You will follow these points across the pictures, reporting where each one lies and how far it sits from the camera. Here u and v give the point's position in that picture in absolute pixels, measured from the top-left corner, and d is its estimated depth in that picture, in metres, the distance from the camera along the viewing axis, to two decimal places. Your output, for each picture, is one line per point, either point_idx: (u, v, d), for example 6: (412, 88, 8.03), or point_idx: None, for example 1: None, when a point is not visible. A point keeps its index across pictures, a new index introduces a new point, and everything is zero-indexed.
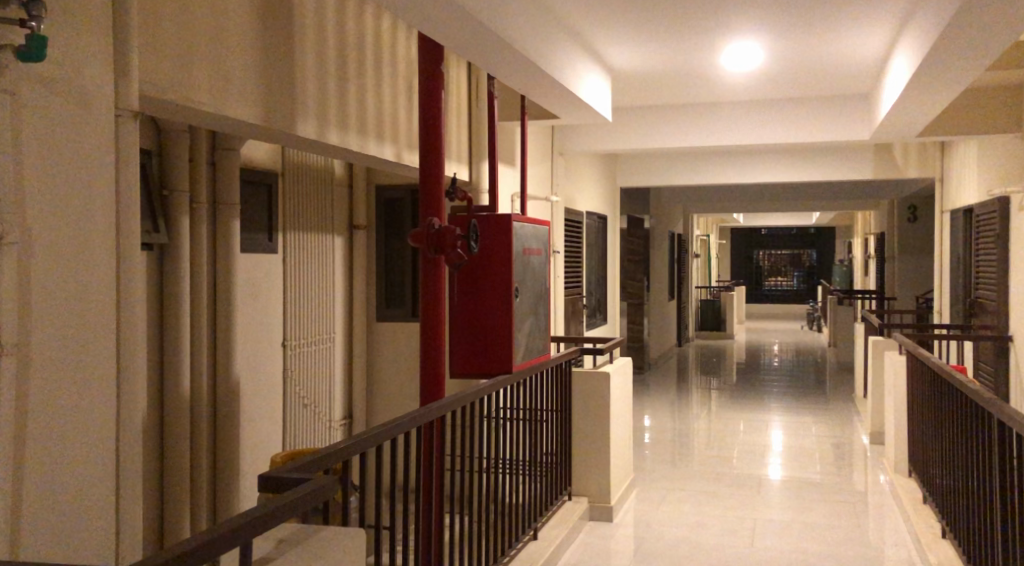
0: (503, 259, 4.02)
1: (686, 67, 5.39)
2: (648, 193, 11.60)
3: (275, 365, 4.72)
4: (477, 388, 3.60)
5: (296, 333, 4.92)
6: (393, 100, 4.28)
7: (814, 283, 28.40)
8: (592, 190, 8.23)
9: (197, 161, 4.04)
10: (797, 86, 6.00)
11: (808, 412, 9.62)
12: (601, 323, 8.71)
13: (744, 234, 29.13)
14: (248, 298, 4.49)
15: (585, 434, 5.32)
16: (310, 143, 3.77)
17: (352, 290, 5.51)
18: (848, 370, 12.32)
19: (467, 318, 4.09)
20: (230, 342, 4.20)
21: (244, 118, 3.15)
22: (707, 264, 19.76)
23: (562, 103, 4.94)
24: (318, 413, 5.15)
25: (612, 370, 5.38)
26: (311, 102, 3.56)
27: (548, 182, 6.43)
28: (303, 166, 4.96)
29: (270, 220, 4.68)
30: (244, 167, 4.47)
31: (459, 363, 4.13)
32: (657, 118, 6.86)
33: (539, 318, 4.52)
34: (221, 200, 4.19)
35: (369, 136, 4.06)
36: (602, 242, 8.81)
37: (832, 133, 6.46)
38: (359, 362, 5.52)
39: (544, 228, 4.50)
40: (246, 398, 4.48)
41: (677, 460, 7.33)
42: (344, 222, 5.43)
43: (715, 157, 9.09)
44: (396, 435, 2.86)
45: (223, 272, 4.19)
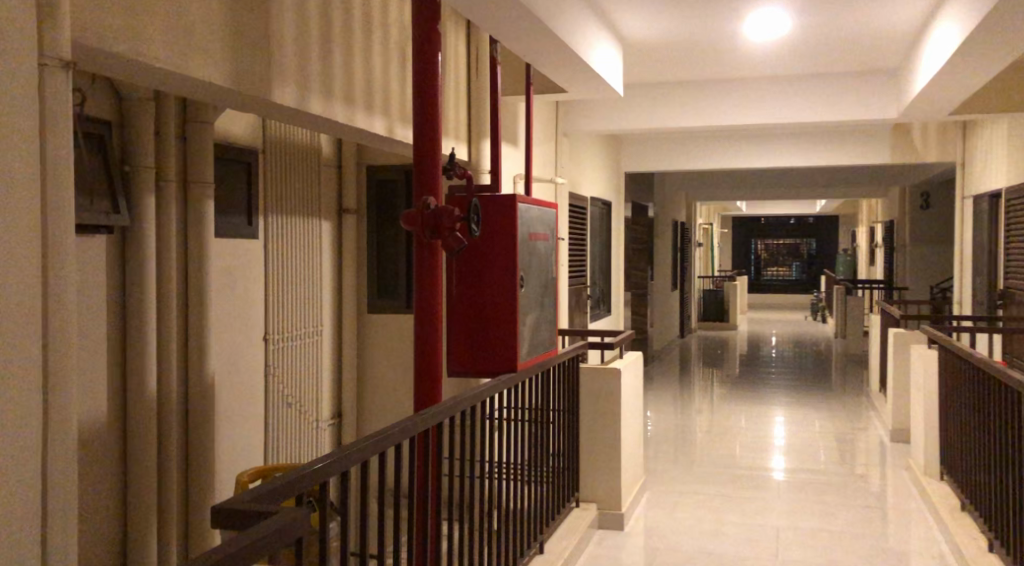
0: (507, 244, 3.60)
1: (705, 37, 4.97)
2: (652, 179, 11.17)
3: (255, 363, 4.30)
4: (478, 390, 3.19)
5: (280, 326, 4.50)
6: (384, 67, 3.85)
7: (814, 273, 28.04)
8: (597, 174, 7.81)
9: (164, 133, 3.61)
10: (821, 60, 5.57)
11: (820, 405, 9.26)
12: (606, 314, 8.30)
13: (744, 223, 28.74)
14: (225, 289, 4.07)
15: (593, 436, 4.92)
16: (291, 112, 3.34)
17: (342, 280, 5.10)
18: (858, 362, 11.94)
19: (465, 311, 3.67)
20: (202, 336, 3.79)
21: (209, 80, 2.72)
22: (708, 253, 19.35)
23: (570, 73, 4.52)
24: (305, 413, 4.74)
25: (624, 367, 4.97)
26: (289, 67, 3.13)
27: (553, 163, 6.01)
28: (287, 142, 4.53)
29: (250, 202, 4.25)
30: (220, 142, 4.05)
31: (457, 360, 3.70)
32: (667, 97, 6.46)
33: (546, 310, 4.11)
34: (192, 178, 3.76)
35: (357, 107, 3.63)
36: (606, 229, 8.39)
37: (856, 112, 6.06)
38: (348, 359, 5.11)
39: (551, 210, 4.08)
40: (222, 400, 4.06)
41: (687, 459, 6.94)
42: (332, 206, 5.00)
43: (725, 140, 8.67)
44: (385, 448, 2.45)
45: (196, 259, 3.77)
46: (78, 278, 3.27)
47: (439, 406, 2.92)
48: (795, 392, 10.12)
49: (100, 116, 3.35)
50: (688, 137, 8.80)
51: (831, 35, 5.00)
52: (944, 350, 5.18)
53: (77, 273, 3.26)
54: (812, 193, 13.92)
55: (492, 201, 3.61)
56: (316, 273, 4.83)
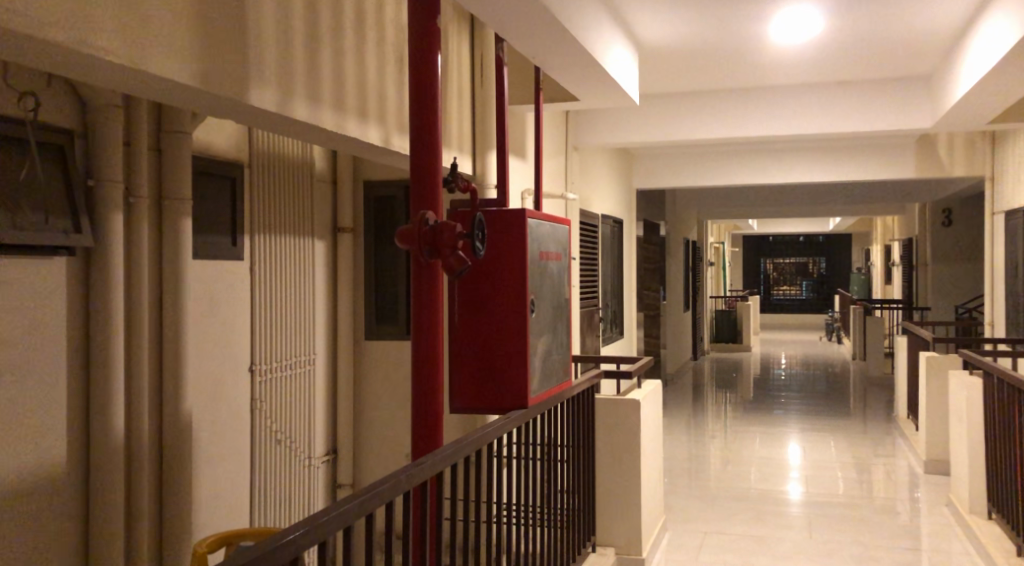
0: (516, 265, 3.23)
1: (728, 40, 4.62)
2: (663, 197, 10.81)
3: (239, 397, 3.93)
4: (484, 431, 2.80)
5: (269, 356, 4.13)
6: (379, 71, 3.50)
7: (825, 293, 27.58)
8: (608, 191, 7.45)
9: (135, 143, 3.26)
10: (853, 65, 5.21)
11: (844, 431, 8.81)
12: (618, 337, 7.90)
13: (754, 242, 28.31)
14: (206, 316, 3.71)
15: (611, 473, 4.51)
16: (273, 118, 2.99)
17: (337, 304, 4.73)
18: (880, 386, 11.49)
19: (470, 339, 3.29)
20: (179, 368, 3.42)
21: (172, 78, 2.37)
22: (719, 272, 18.95)
23: (584, 79, 4.17)
24: (296, 449, 4.35)
25: (642, 397, 4.58)
26: (269, 65, 2.79)
27: (562, 178, 5.65)
28: (277, 155, 4.18)
29: (234, 219, 3.90)
30: (201, 156, 3.70)
31: (461, 395, 3.31)
32: (684, 108, 6.12)
33: (558, 337, 3.72)
34: (168, 195, 3.40)
35: (349, 113, 3.28)
36: (618, 248, 8.02)
37: (886, 121, 5.70)
38: (344, 390, 4.73)
39: (563, 227, 3.71)
40: (201, 439, 3.69)
41: (707, 492, 6.52)
42: (326, 224, 4.65)
43: (741, 155, 8.32)
44: (373, 508, 2.06)
45: (172, 281, 3.41)
46: (33, 306, 2.90)
47: (439, 450, 2.53)
48: (816, 417, 9.67)
49: (60, 123, 2.99)
50: (702, 152, 8.44)
51: (864, 37, 4.63)
52: (989, 376, 4.79)
53: (33, 299, 2.90)
54: (826, 211, 13.55)
55: (500, 216, 3.25)
56: (311, 296, 4.46)
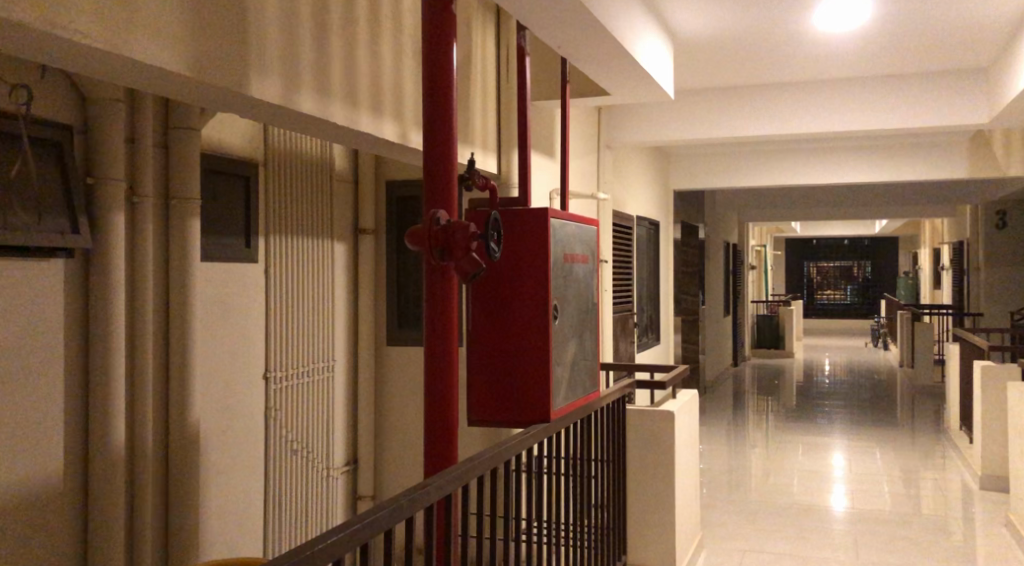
0: (538, 269, 3.01)
1: (771, 29, 4.36)
2: (702, 198, 10.50)
3: (253, 405, 3.77)
4: (500, 449, 2.59)
5: (282, 362, 3.95)
6: (395, 64, 3.31)
7: (870, 298, 26.90)
8: (643, 192, 7.20)
9: (139, 140, 3.12)
10: (906, 55, 4.91)
11: (892, 442, 8.43)
12: (654, 343, 7.64)
13: (796, 246, 27.72)
14: (216, 321, 3.55)
15: (643, 488, 4.27)
16: (279, 112, 2.82)
17: (358, 308, 4.55)
18: (930, 394, 11.05)
19: (489, 346, 3.08)
20: (186, 376, 3.27)
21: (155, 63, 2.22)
22: (761, 276, 18.51)
23: (614, 72, 3.95)
24: (313, 458, 4.18)
25: (677, 409, 4.32)
26: (270, 55, 2.61)
27: (594, 177, 5.42)
28: (293, 153, 4.01)
29: (247, 220, 3.74)
30: (212, 155, 3.55)
31: (480, 407, 3.10)
32: (724, 104, 5.85)
33: (585, 344, 3.50)
34: (175, 194, 3.25)
35: (361, 107, 3.09)
36: (654, 251, 7.76)
37: (939, 116, 5.40)
38: (365, 398, 4.55)
39: (591, 227, 3.49)
40: (211, 449, 3.53)
41: (747, 506, 6.23)
42: (346, 226, 4.47)
43: (783, 153, 8.01)
44: (374, 535, 1.88)
45: (179, 285, 3.25)
46: (25, 306, 2.76)
47: (448, 471, 2.33)
48: (862, 427, 9.29)
49: (56, 119, 2.85)
50: (743, 152, 8.14)
51: (917, 24, 4.35)
52: None
53: (27, 302, 2.77)
54: (872, 212, 13.12)
55: (520, 216, 3.04)
56: (330, 301, 4.29)
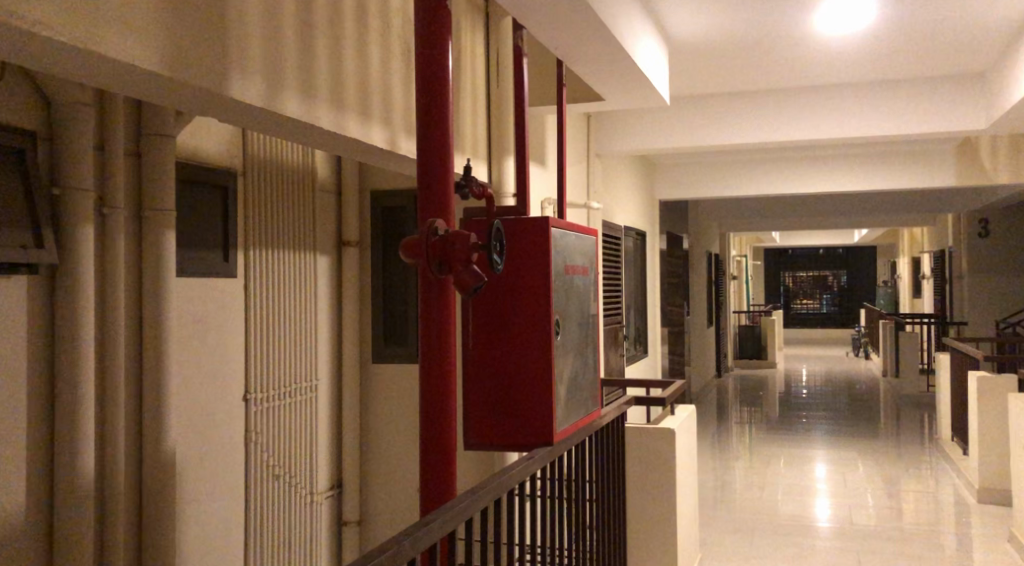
0: (539, 282, 2.84)
1: (770, 32, 4.23)
2: (686, 208, 10.40)
3: (232, 429, 3.55)
4: (502, 477, 2.41)
5: (264, 382, 3.73)
6: (384, 66, 3.13)
7: (847, 307, 27.01)
8: (630, 201, 7.05)
9: (110, 148, 2.91)
10: (905, 59, 4.81)
11: (883, 453, 8.32)
12: (643, 356, 7.48)
13: (772, 255, 27.78)
14: (193, 340, 3.34)
15: (642, 510, 4.10)
16: (261, 115, 2.62)
17: (342, 325, 4.35)
18: (916, 403, 11.00)
19: (486, 366, 2.89)
20: (162, 400, 3.05)
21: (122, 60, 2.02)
22: (742, 286, 18.46)
23: (610, 75, 3.79)
24: (296, 484, 3.96)
25: (677, 426, 4.16)
26: (253, 55, 2.43)
27: (584, 187, 5.26)
28: (273, 162, 3.81)
29: (226, 232, 3.53)
30: (188, 163, 3.34)
31: (477, 430, 2.91)
32: (716, 111, 5.73)
33: (586, 361, 3.32)
34: (148, 205, 3.04)
35: (348, 110, 2.90)
36: (642, 262, 7.60)
37: (936, 122, 5.31)
38: (350, 418, 4.35)
39: (591, 238, 3.32)
40: (187, 477, 3.31)
41: (741, 522, 6.07)
42: (329, 238, 4.27)
43: (771, 162, 7.91)
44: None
45: (153, 303, 3.04)
46: None
47: (451, 503, 2.14)
48: (850, 437, 9.18)
49: (16, 123, 2.64)
50: (728, 161, 8.04)
51: (918, 28, 4.25)
52: None
53: None
54: (853, 221, 13.11)
55: (518, 226, 2.86)
56: (313, 317, 4.08)
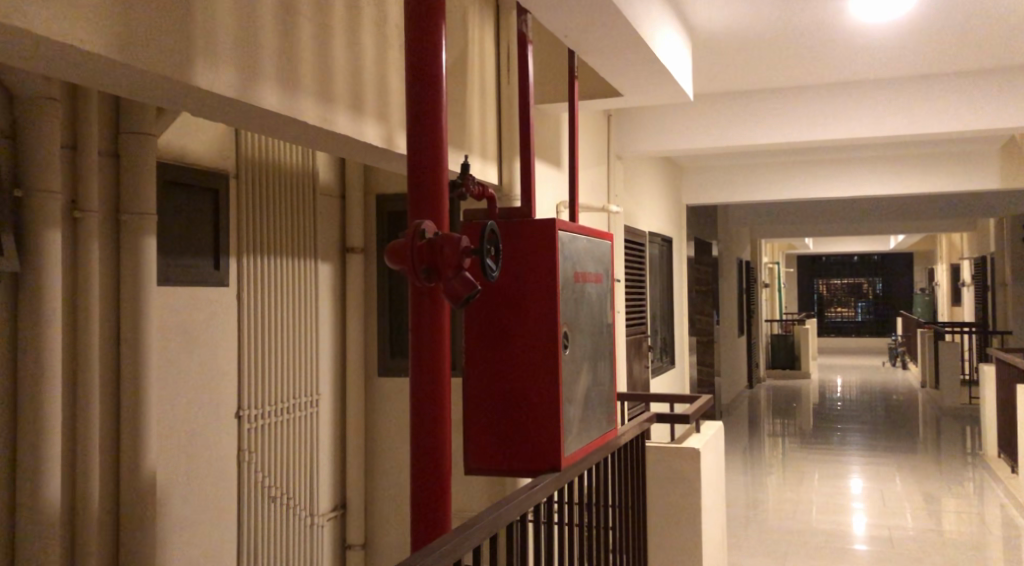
0: (545, 289, 2.57)
1: (801, 22, 3.95)
2: (715, 214, 10.08)
3: (223, 448, 3.32)
4: (500, 510, 2.15)
5: (259, 397, 3.51)
6: (378, 56, 2.89)
7: (882, 315, 26.40)
8: (655, 206, 6.78)
9: (83, 147, 2.70)
10: (948, 51, 4.50)
11: (923, 467, 7.93)
12: (669, 367, 7.18)
13: (805, 262, 27.23)
14: (178, 353, 3.12)
15: (664, 537, 3.81)
16: (238, 109, 2.39)
17: (346, 336, 4.12)
18: (957, 415, 10.56)
19: (489, 383, 2.62)
20: (141, 418, 2.82)
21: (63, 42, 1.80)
22: (774, 294, 18.02)
23: (629, 68, 3.53)
24: (295, 505, 3.72)
25: (702, 445, 3.87)
26: (223, 40, 2.20)
27: (603, 190, 5.00)
28: (269, 163, 3.58)
29: (217, 238, 3.32)
30: (175, 165, 3.14)
31: (478, 453, 2.64)
32: (743, 109, 5.44)
33: (601, 377, 3.04)
34: (126, 208, 2.82)
35: (337, 104, 2.66)
36: (668, 269, 7.30)
37: (986, 119, 4.98)
38: (355, 434, 4.11)
39: (604, 243, 3.05)
40: (171, 500, 3.09)
41: (774, 542, 5.76)
42: (331, 244, 4.04)
43: (802, 165, 7.59)
44: None
45: (130, 313, 2.82)
46: None
47: (438, 543, 1.89)
48: (888, 451, 8.80)
49: None
50: (759, 165, 7.72)
51: (965, 15, 3.95)
52: None
53: None
54: (890, 227, 12.69)
55: (522, 228, 2.60)
56: (314, 328, 3.85)
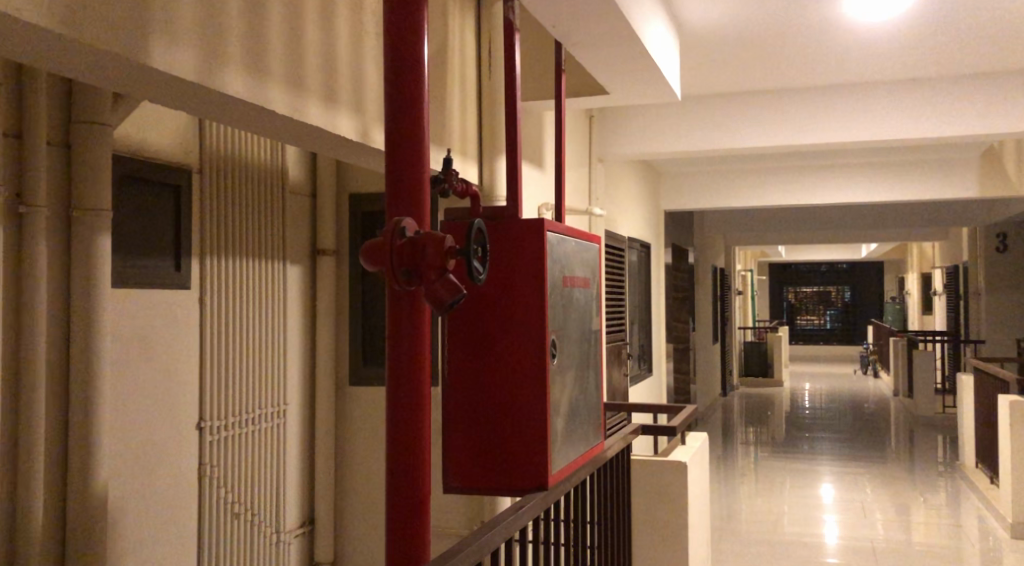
0: (532, 295, 2.40)
1: (794, 21, 3.83)
2: (691, 220, 9.99)
3: (182, 462, 3.10)
4: (483, 538, 1.98)
5: (223, 408, 3.29)
6: (353, 43, 2.70)
7: (850, 323, 26.58)
8: (635, 211, 6.65)
9: (30, 137, 2.49)
10: (939, 54, 4.40)
11: (901, 476, 7.86)
12: (647, 375, 7.03)
13: (776, 270, 27.37)
14: (133, 360, 2.90)
15: (648, 553, 3.65)
16: (200, 95, 2.19)
17: (315, 342, 3.92)
18: (931, 424, 10.54)
19: (471, 397, 2.44)
20: (91, 430, 2.61)
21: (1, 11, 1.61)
22: (747, 301, 18.02)
23: (619, 64, 3.37)
24: (260, 522, 3.51)
25: (689, 458, 3.72)
26: (186, 19, 2.01)
27: (585, 192, 4.84)
28: (235, 159, 3.37)
29: (178, 238, 3.11)
30: (132, 159, 2.93)
31: (459, 471, 2.47)
32: (727, 111, 5.33)
33: (588, 388, 2.87)
34: (78, 203, 2.60)
35: (309, 93, 2.47)
36: (647, 275, 7.17)
37: (973, 125, 4.90)
38: (324, 446, 3.90)
39: (593, 246, 2.88)
40: (123, 518, 2.87)
41: (755, 552, 5.63)
42: (301, 246, 3.84)
43: (783, 172, 7.51)
44: None
45: (80, 317, 2.59)
46: None
47: None
48: (865, 460, 8.73)
49: None
50: (739, 170, 7.62)
51: (958, 17, 3.85)
52: None
53: None
54: (864, 235, 12.69)
55: (507, 229, 2.43)
56: (282, 334, 3.65)
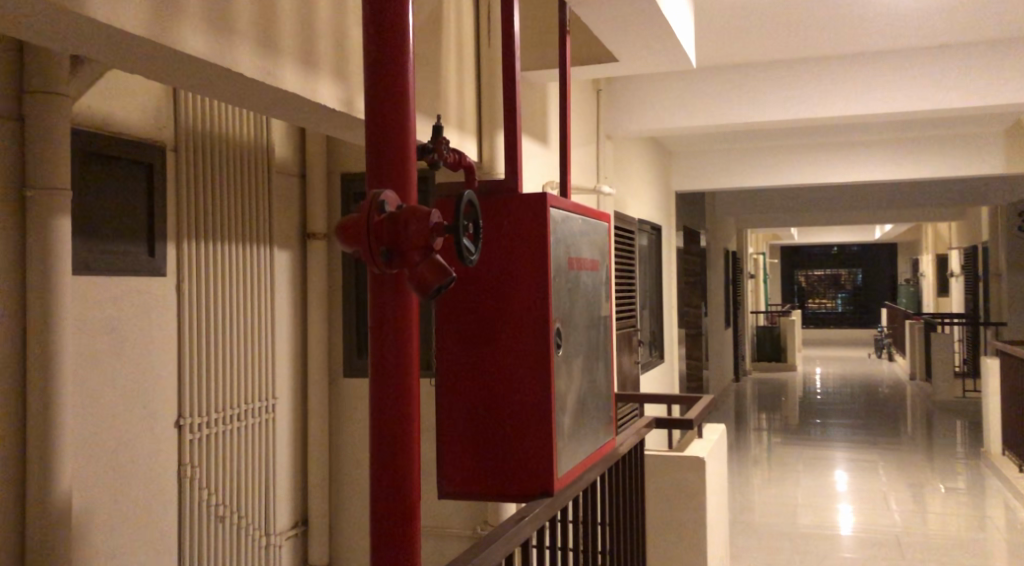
0: (534, 280, 2.14)
1: None
2: (702, 202, 9.71)
3: (159, 461, 2.88)
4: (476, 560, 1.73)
5: (205, 403, 3.06)
6: (334, 2, 2.44)
7: (862, 307, 26.25)
8: (644, 192, 6.38)
9: None
10: (971, 17, 4.10)
11: (922, 462, 7.59)
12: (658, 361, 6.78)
13: (786, 254, 27.03)
14: (101, 353, 2.67)
15: (664, 554, 3.41)
16: (156, 55, 1.95)
17: (306, 332, 3.68)
18: (950, 408, 10.27)
19: (469, 394, 2.18)
20: (51, 429, 2.37)
21: None
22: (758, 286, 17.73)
23: (629, 26, 3.10)
24: (248, 523, 3.28)
25: (708, 452, 3.47)
26: None
27: (593, 170, 4.58)
28: (213, 135, 3.11)
29: (150, 221, 2.86)
30: (95, 135, 2.67)
31: (455, 476, 2.22)
32: (743, 84, 5.05)
33: (598, 380, 2.61)
34: (33, 183, 2.35)
35: (285, 56, 2.22)
36: (657, 258, 6.91)
37: (1006, 93, 4.59)
38: (317, 443, 3.67)
39: (602, 224, 2.62)
40: (95, 524, 2.65)
41: (773, 544, 5.38)
42: (289, 229, 3.59)
43: (798, 149, 7.22)
44: None
45: (37, 305, 2.36)
46: None
47: None
48: (885, 446, 8.46)
49: None
50: (752, 148, 7.33)
51: None
52: None
53: None
54: (879, 217, 12.39)
55: (507, 206, 2.17)
56: (269, 323, 3.40)
